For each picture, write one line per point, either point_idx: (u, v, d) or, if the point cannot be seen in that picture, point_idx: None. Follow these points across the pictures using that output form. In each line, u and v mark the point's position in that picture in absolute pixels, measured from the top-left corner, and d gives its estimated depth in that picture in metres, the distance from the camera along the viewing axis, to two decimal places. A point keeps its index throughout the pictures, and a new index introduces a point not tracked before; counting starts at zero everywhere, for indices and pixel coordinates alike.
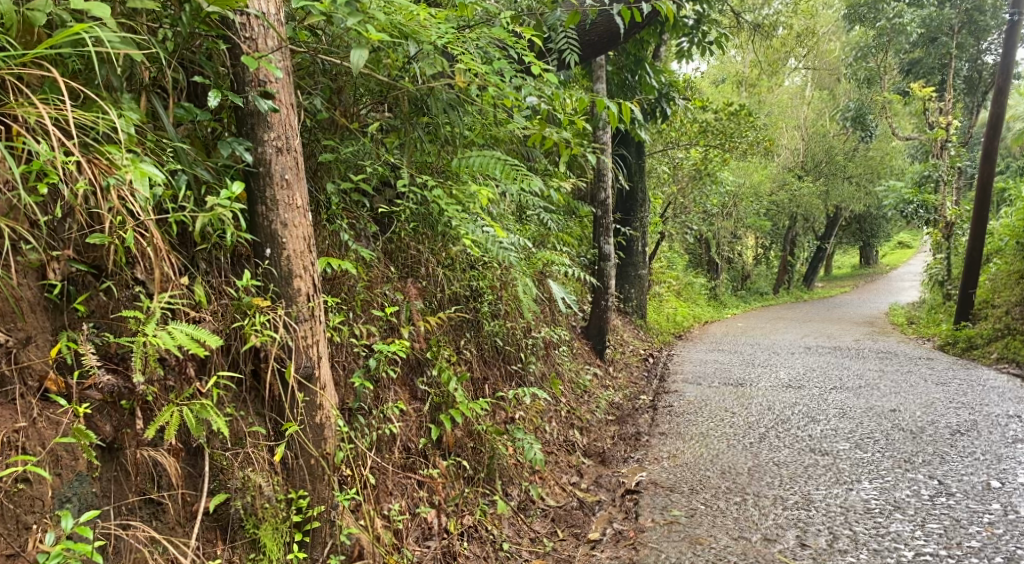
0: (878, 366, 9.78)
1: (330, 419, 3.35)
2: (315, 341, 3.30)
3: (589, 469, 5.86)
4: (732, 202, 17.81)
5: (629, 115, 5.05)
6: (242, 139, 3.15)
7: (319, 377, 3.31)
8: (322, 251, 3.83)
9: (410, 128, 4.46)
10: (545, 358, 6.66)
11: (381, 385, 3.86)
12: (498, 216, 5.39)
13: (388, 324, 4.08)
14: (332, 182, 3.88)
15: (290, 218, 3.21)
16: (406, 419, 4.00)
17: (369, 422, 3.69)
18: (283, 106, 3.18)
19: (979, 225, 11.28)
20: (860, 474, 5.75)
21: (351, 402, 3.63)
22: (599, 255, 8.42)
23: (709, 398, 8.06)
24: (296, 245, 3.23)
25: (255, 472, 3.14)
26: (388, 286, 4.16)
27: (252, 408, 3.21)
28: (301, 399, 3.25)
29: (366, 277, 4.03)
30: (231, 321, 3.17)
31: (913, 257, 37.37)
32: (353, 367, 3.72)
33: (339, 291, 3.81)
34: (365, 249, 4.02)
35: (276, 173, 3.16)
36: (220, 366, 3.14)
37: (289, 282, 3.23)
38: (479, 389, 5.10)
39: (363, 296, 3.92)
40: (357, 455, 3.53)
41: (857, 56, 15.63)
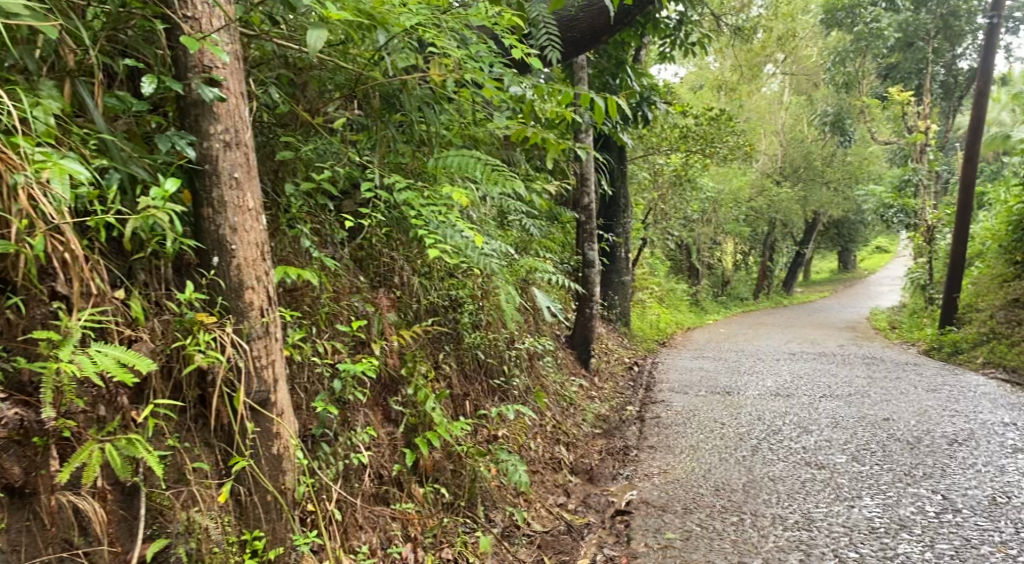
0: (866, 373, 9.55)
1: (289, 449, 3.04)
2: (271, 361, 2.99)
3: (576, 487, 5.55)
4: (712, 209, 17.60)
5: (616, 110, 4.82)
6: (185, 133, 2.85)
7: (275, 403, 3.00)
8: (282, 260, 3.51)
9: (384, 127, 4.17)
10: (529, 371, 6.35)
11: (350, 407, 3.53)
12: (479, 220, 5.08)
13: (357, 340, 3.73)
14: (294, 185, 3.57)
15: (239, 222, 2.90)
16: (377, 445, 3.66)
17: (334, 451, 3.36)
18: (231, 96, 2.89)
19: (962, 228, 11.11)
20: (860, 490, 5.48)
21: (313, 428, 3.31)
22: (583, 262, 8.13)
23: (698, 409, 7.76)
24: (248, 252, 2.92)
25: (201, 514, 2.80)
26: (358, 297, 3.80)
27: (198, 439, 2.93)
28: (252, 428, 2.94)
29: (333, 287, 3.69)
30: (173, 340, 2.85)
31: (890, 261, 37.50)
32: (316, 390, 3.39)
33: (301, 304, 3.49)
34: (331, 258, 3.69)
35: (224, 171, 2.87)
36: (159, 392, 2.84)
37: (238, 294, 2.92)
38: (458, 406, 4.78)
39: (330, 309, 3.58)
40: (320, 488, 3.21)
41: (835, 60, 15.22)
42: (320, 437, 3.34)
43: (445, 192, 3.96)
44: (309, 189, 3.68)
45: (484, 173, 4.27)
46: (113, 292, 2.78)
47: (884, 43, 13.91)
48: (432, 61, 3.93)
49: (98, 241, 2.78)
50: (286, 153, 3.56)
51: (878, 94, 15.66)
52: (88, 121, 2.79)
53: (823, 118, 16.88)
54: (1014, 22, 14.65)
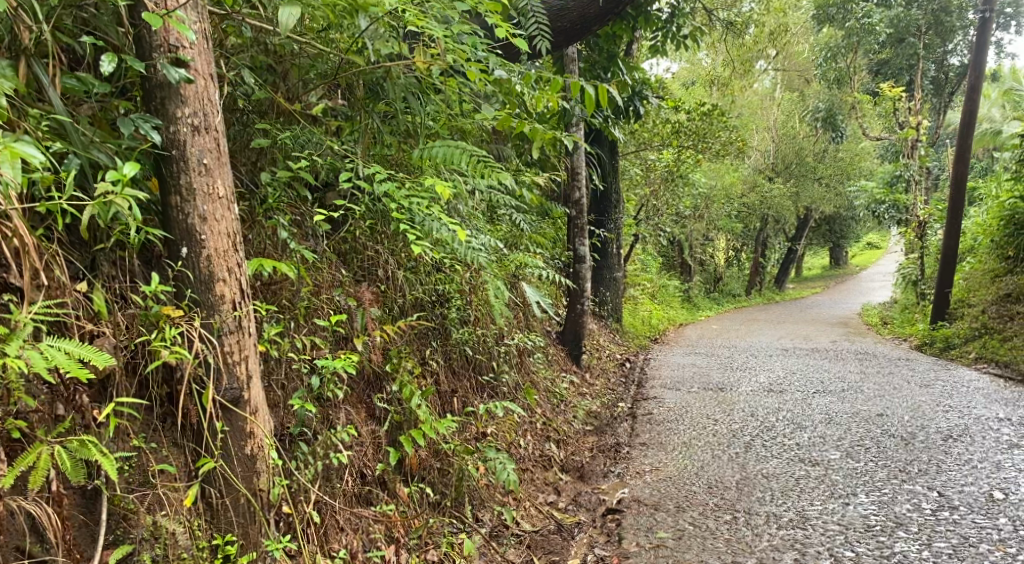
0: (859, 368, 9.48)
1: (263, 450, 2.94)
2: (245, 357, 2.90)
3: (567, 485, 5.44)
4: (703, 204, 17.50)
5: (606, 99, 4.67)
6: (149, 116, 2.74)
7: (249, 401, 2.91)
8: (258, 253, 3.39)
9: (368, 117, 4.09)
10: (518, 367, 6.24)
11: (330, 405, 3.41)
12: (467, 213, 4.98)
13: (337, 336, 3.62)
14: (270, 174, 3.45)
15: (209, 211, 2.80)
16: (361, 443, 3.54)
17: (313, 451, 3.24)
18: (199, 77, 2.79)
19: (954, 223, 11.03)
20: (854, 487, 5.39)
21: (291, 426, 3.21)
22: (574, 257, 8.01)
23: (690, 405, 7.66)
24: (218, 244, 2.82)
25: (168, 518, 2.75)
26: (340, 291, 3.68)
27: (166, 439, 2.85)
28: (222, 427, 2.85)
29: (313, 281, 3.57)
30: (137, 335, 2.79)
31: (882, 257, 37.52)
32: (293, 387, 3.27)
33: (279, 298, 3.37)
34: (309, 250, 3.57)
35: (193, 157, 2.77)
36: (123, 391, 2.76)
37: (209, 287, 2.82)
38: (445, 403, 4.66)
39: (309, 303, 3.46)
40: (296, 489, 3.10)
41: (826, 56, 15.16)
42: (298, 436, 3.23)
43: (426, 181, 3.81)
44: (288, 178, 3.57)
45: (470, 164, 4.15)
46: (74, 284, 2.70)
47: (876, 38, 13.82)
48: (416, 48, 3.85)
49: (57, 230, 2.68)
50: (262, 140, 3.45)
51: (869, 90, 15.59)
52: (46, 103, 2.66)
53: (815, 114, 16.79)
54: (1005, 18, 14.60)
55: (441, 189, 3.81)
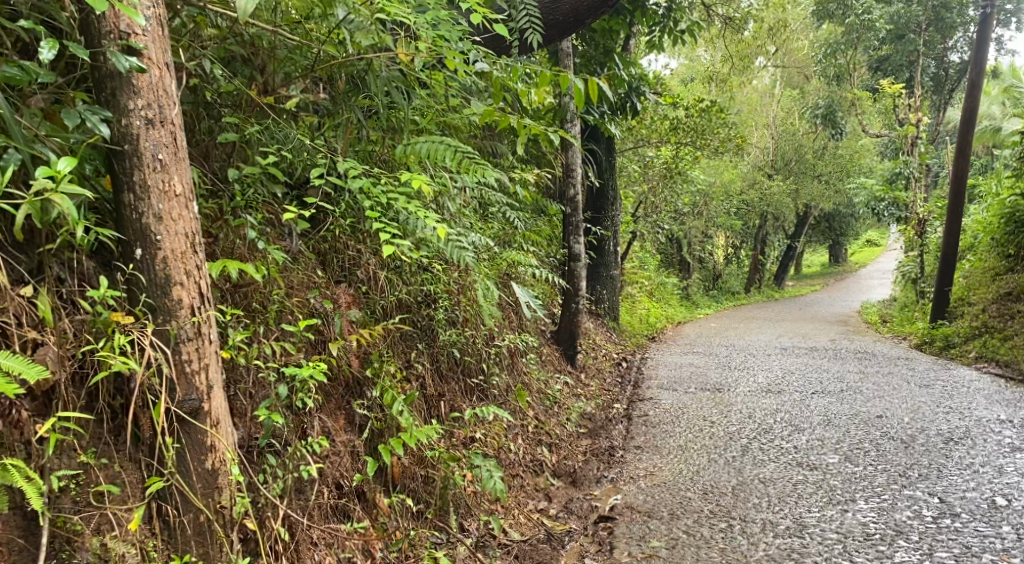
0: (858, 368, 9.34)
1: (224, 464, 2.83)
2: (205, 365, 2.80)
3: (558, 491, 5.30)
4: (702, 202, 17.33)
5: (598, 94, 4.44)
6: (99, 108, 2.63)
7: (209, 412, 2.80)
8: (228, 255, 3.26)
9: (350, 112, 3.95)
10: (510, 369, 6.09)
11: (304, 413, 3.28)
12: (455, 211, 4.84)
13: (313, 340, 3.48)
14: (237, 171, 3.31)
15: (165, 209, 2.69)
16: (338, 452, 3.39)
17: (283, 463, 3.10)
18: (153, 67, 2.69)
19: (954, 221, 10.86)
20: (853, 492, 5.25)
21: (258, 437, 3.07)
22: (568, 255, 7.84)
23: (686, 406, 7.52)
24: (175, 245, 2.72)
25: (116, 539, 2.64)
26: (316, 294, 3.54)
27: (117, 453, 2.73)
28: (171, 443, 2.74)
29: (286, 284, 3.44)
30: (84, 342, 2.68)
31: (881, 254, 37.32)
32: (262, 396, 3.14)
33: (249, 302, 3.24)
34: (282, 252, 3.43)
35: (148, 152, 2.66)
36: (70, 402, 2.64)
37: (166, 292, 2.72)
38: (431, 408, 4.52)
39: (280, 307, 3.33)
40: (263, 505, 2.97)
41: (826, 53, 15.00)
42: (266, 447, 3.10)
43: (403, 176, 3.66)
44: (259, 176, 3.45)
45: (454, 159, 3.99)
46: (18, 288, 2.58)
47: (876, 34, 13.66)
48: (398, 39, 3.70)
49: None
50: (230, 134, 3.31)
51: (869, 87, 15.45)
52: None
53: (815, 110, 16.61)
54: (1006, 15, 14.46)
55: (418, 183, 3.65)
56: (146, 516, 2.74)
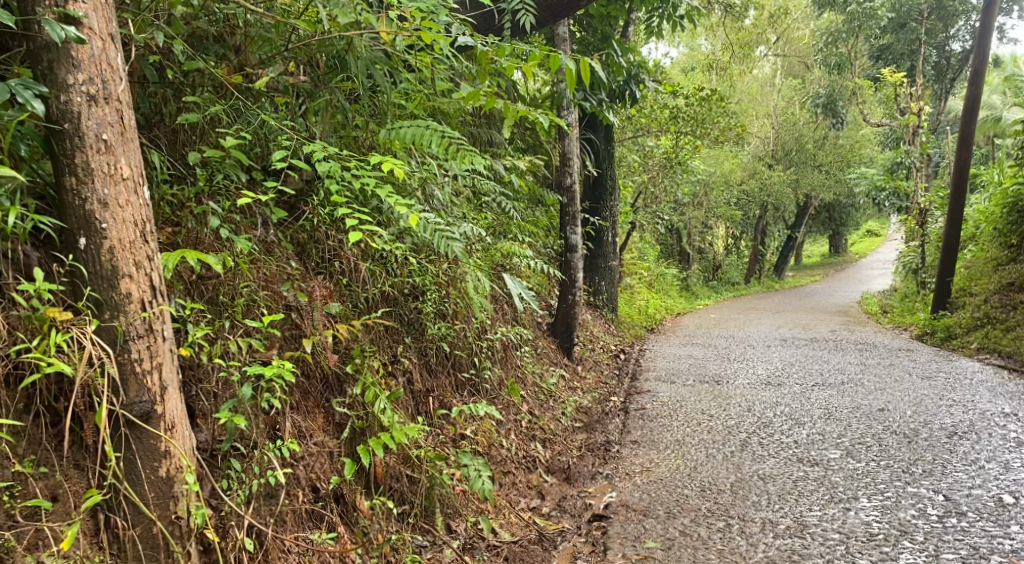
0: (859, 359, 9.16)
1: (179, 473, 2.68)
2: (158, 364, 2.65)
3: (552, 488, 5.14)
4: (702, 192, 17.11)
5: (590, 76, 4.15)
6: (35, 83, 2.47)
7: (162, 415, 2.66)
8: (192, 245, 3.10)
9: (331, 94, 3.80)
10: (503, 362, 5.92)
11: (275, 413, 3.12)
12: (444, 200, 4.67)
13: (288, 336, 3.31)
14: (198, 154, 3.15)
15: (111, 195, 2.55)
16: (313, 453, 3.23)
17: (250, 466, 2.95)
18: (94, 38, 2.54)
19: (956, 210, 10.65)
20: (855, 489, 5.09)
21: (223, 440, 2.92)
22: (565, 246, 7.63)
23: (684, 400, 7.35)
24: (122, 234, 2.57)
25: (56, 555, 2.49)
26: (291, 286, 3.37)
27: (58, 461, 2.59)
28: (111, 453, 2.59)
29: (258, 275, 3.27)
30: (20, 340, 2.55)
31: (881, 245, 37.13)
32: (226, 395, 2.98)
33: (215, 295, 3.09)
34: (250, 242, 3.26)
35: (91, 131, 2.52)
36: (6, 407, 2.53)
37: (113, 283, 2.57)
38: (419, 404, 4.36)
39: (248, 300, 3.17)
40: (226, 514, 2.82)
41: (827, 41, 14.77)
42: (231, 450, 2.95)
43: (374, 157, 3.47)
44: (223, 160, 3.29)
45: (439, 145, 3.78)
46: None
47: (878, 23, 13.45)
48: (380, 16, 3.51)
49: None
50: (189, 113, 3.15)
51: (870, 76, 15.22)
52: None
53: (816, 99, 16.36)
54: (1009, 3, 14.23)
55: (388, 166, 3.45)
56: (91, 529, 2.59)
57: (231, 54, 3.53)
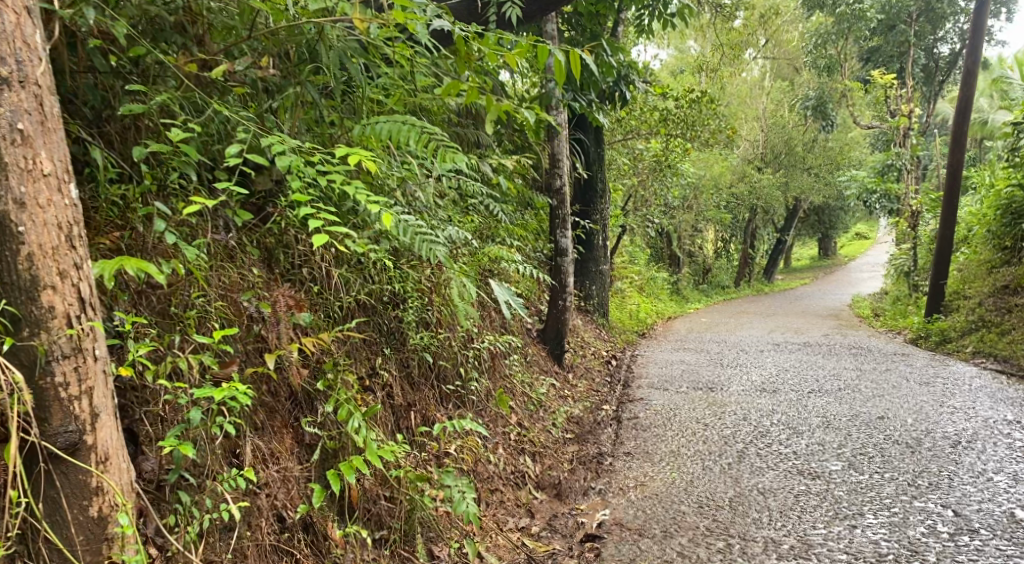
0: (855, 365, 8.94)
1: (114, 512, 2.44)
2: (87, 389, 2.40)
3: (541, 506, 4.89)
4: (692, 195, 16.88)
5: (580, 68, 3.88)
6: None
7: (93, 447, 2.41)
8: (140, 253, 2.86)
9: (301, 86, 3.55)
10: (490, 372, 5.67)
11: (232, 438, 2.87)
12: (427, 202, 4.41)
13: (251, 350, 3.06)
14: (144, 151, 2.89)
15: (30, 194, 2.30)
16: (278, 480, 2.98)
17: (203, 496, 2.71)
18: (8, 12, 2.29)
19: (949, 212, 10.44)
20: (860, 505, 4.84)
21: (170, 470, 2.67)
22: (554, 250, 7.37)
23: (678, 408, 7.09)
24: (43, 239, 2.31)
25: None
26: (254, 297, 3.12)
27: None
28: (31, 493, 2.33)
29: (216, 285, 3.03)
30: None
31: (870, 248, 37.01)
32: (174, 421, 2.73)
33: (167, 306, 2.85)
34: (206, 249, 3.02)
35: (4, 120, 2.27)
36: None
37: (33, 294, 2.30)
38: (399, 419, 4.11)
39: (201, 311, 2.92)
40: (172, 555, 2.58)
41: (816, 43, 14.61)
42: (180, 481, 2.70)
43: (341, 150, 3.24)
44: (173, 156, 3.03)
45: (417, 140, 3.54)
46: None
47: (867, 25, 13.29)
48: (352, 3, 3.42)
49: None
50: (134, 105, 2.89)
51: (860, 78, 15.04)
52: None
53: (805, 101, 16.12)
54: (998, 5, 14.11)
55: (357, 158, 3.22)
56: None
57: (192, 44, 3.27)
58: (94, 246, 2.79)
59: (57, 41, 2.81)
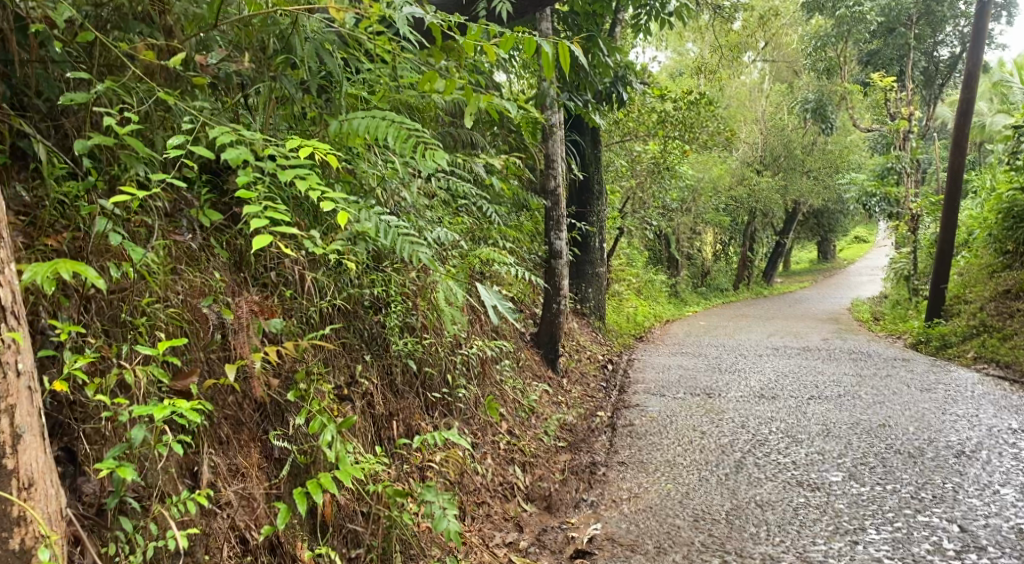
0: (854, 370, 8.75)
1: (41, 544, 2.24)
2: (8, 407, 2.19)
3: (530, 519, 4.70)
4: (691, 198, 16.70)
5: (570, 60, 3.64)
6: None
7: (17, 471, 2.20)
8: (89, 256, 2.68)
9: (277, 80, 3.38)
10: (480, 379, 5.48)
11: (187, 456, 2.70)
12: (410, 203, 4.23)
13: (213, 360, 2.88)
14: (87, 143, 2.70)
15: None
16: (241, 499, 2.80)
17: (147, 521, 2.53)
18: None
19: (950, 215, 10.24)
20: (861, 519, 4.66)
21: (111, 493, 2.50)
22: (549, 252, 7.16)
23: (675, 415, 6.90)
24: None
25: None
26: (216, 304, 2.95)
27: None
28: None
29: (174, 291, 2.85)
30: None
31: (869, 251, 36.83)
32: (116, 439, 2.54)
33: (115, 313, 2.67)
34: (162, 253, 2.84)
35: None
36: None
37: None
38: (380, 430, 3.92)
39: (153, 319, 2.74)
40: None
41: (815, 46, 14.45)
42: (124, 506, 2.51)
43: (294, 142, 3.01)
44: (121, 149, 2.84)
45: (394, 136, 3.37)
46: None
47: (867, 28, 13.15)
48: None
49: None
50: (77, 95, 2.70)
51: (860, 81, 14.86)
52: None
53: (804, 104, 15.80)
54: (999, 8, 13.96)
55: (310, 150, 2.96)
56: None
57: (158, 34, 3.08)
58: (36, 248, 2.59)
59: (1, 26, 2.62)
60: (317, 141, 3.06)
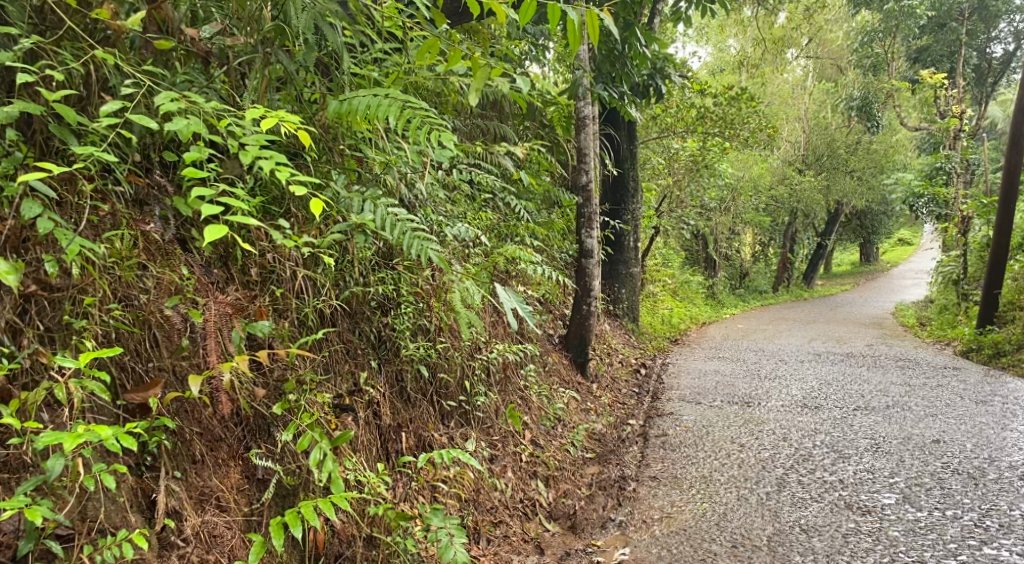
0: (903, 379, 8.19)
1: None
2: None
3: (553, 540, 4.31)
4: (730, 196, 16.05)
5: (600, 29, 3.10)
6: None
7: None
8: (20, 243, 2.40)
9: (273, 57, 3.08)
10: (501, 384, 5.11)
11: (135, 484, 2.45)
12: (424, 195, 3.87)
13: (176, 371, 2.61)
14: (7, 111, 2.41)
15: None
16: (205, 531, 2.55)
17: None
18: None
19: (1005, 217, 9.55)
20: (919, 550, 4.21)
21: (26, 536, 2.24)
22: (579, 250, 6.72)
23: (712, 425, 6.44)
24: None
25: None
26: (184, 304, 2.67)
27: None
28: None
29: (131, 291, 2.57)
30: None
31: (914, 254, 35.76)
32: (38, 468, 2.29)
33: (51, 315, 2.41)
34: (114, 249, 2.56)
35: None
36: None
37: None
38: (387, 442, 3.56)
39: (99, 323, 2.48)
40: None
41: (861, 41, 13.81)
42: (43, 549, 2.26)
43: (255, 113, 2.73)
44: (52, 122, 2.54)
45: (396, 115, 3.01)
46: None
47: (916, 22, 12.51)
48: None
49: None
50: None
51: (908, 78, 14.08)
52: None
53: (850, 102, 15.08)
54: None
55: (272, 123, 2.71)
56: None
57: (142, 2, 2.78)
58: None
59: None
60: (283, 113, 2.78)
